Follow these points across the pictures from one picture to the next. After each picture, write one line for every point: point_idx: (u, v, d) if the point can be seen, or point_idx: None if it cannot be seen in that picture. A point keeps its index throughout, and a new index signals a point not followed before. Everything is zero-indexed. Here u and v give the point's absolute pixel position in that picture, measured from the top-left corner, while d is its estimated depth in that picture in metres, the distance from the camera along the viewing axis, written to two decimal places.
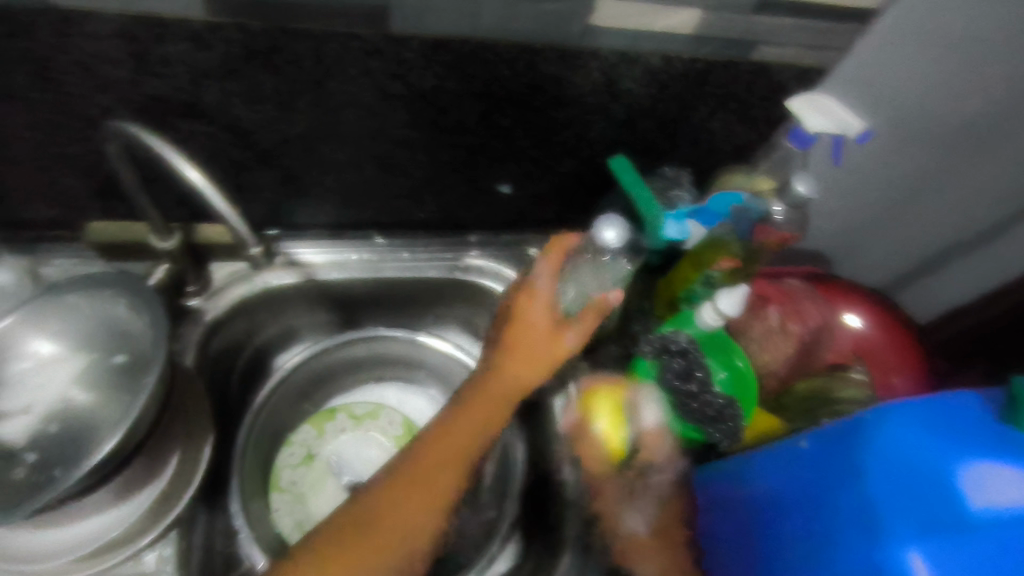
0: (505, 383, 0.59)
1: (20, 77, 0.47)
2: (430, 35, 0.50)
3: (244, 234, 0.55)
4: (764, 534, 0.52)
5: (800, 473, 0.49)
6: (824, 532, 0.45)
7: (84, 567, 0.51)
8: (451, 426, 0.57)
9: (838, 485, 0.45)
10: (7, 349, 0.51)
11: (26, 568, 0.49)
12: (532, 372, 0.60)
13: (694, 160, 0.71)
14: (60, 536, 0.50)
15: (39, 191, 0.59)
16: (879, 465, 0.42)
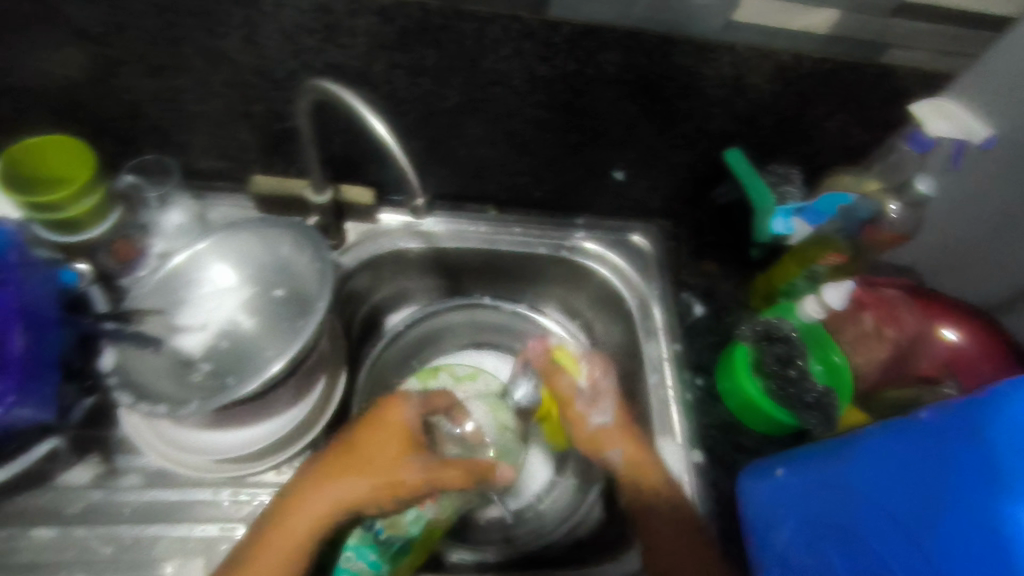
0: (353, 464, 0.55)
1: (233, 40, 0.56)
2: (583, 22, 0.56)
3: (417, 194, 0.58)
4: (849, 512, 0.51)
5: (914, 448, 0.46)
6: (946, 507, 0.43)
7: (233, 469, 0.58)
8: (306, 492, 0.54)
9: (960, 455, 0.42)
10: (192, 273, 0.59)
11: (189, 460, 0.57)
12: (355, 487, 0.54)
13: (805, 158, 0.73)
14: (215, 438, 0.57)
15: (216, 144, 0.68)
16: (1005, 430, 0.40)
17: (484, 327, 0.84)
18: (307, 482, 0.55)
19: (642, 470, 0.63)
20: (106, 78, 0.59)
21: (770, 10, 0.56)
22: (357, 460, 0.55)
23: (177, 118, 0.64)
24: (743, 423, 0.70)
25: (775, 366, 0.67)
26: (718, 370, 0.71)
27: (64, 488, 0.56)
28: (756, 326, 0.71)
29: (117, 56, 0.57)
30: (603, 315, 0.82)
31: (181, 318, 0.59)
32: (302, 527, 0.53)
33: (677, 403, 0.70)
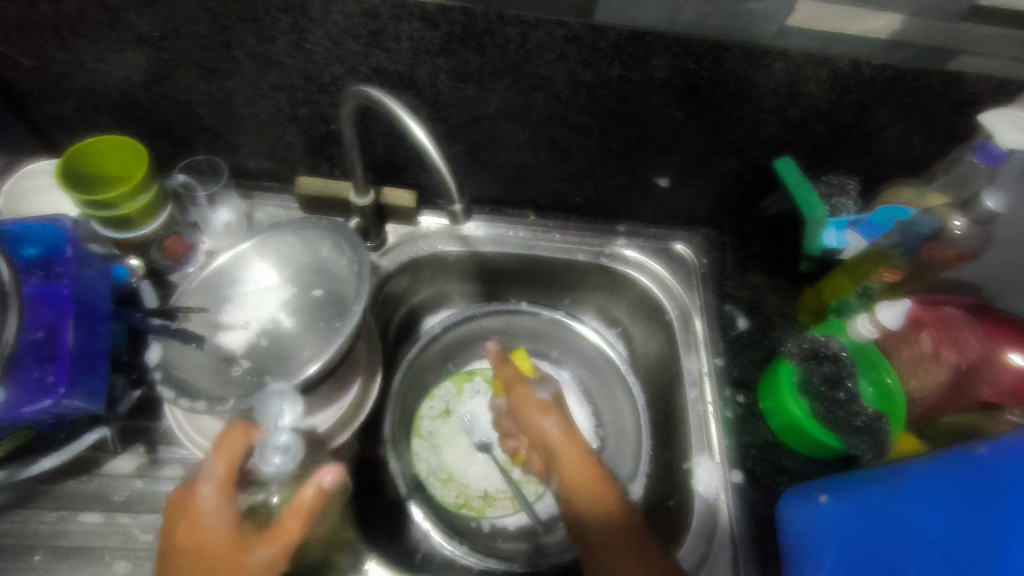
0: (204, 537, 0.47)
1: (282, 44, 0.56)
2: (630, 26, 0.54)
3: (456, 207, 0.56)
4: (910, 554, 0.51)
5: (987, 484, 0.50)
6: (1001, 539, 0.48)
7: None
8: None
9: (996, 480, 0.50)
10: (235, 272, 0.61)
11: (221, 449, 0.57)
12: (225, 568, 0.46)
13: (862, 168, 0.69)
14: None
15: (264, 146, 0.69)
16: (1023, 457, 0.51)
17: (520, 333, 0.83)
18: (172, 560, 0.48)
19: (591, 477, 0.63)
20: (163, 80, 0.61)
21: (826, 15, 0.52)
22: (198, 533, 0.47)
23: (227, 119, 0.65)
24: (786, 444, 0.67)
25: (822, 386, 0.64)
26: (761, 387, 0.69)
27: (111, 476, 0.58)
28: (802, 343, 0.67)
29: (173, 59, 0.58)
30: (642, 325, 0.80)
31: (223, 315, 0.60)
32: None
33: (716, 419, 0.68)
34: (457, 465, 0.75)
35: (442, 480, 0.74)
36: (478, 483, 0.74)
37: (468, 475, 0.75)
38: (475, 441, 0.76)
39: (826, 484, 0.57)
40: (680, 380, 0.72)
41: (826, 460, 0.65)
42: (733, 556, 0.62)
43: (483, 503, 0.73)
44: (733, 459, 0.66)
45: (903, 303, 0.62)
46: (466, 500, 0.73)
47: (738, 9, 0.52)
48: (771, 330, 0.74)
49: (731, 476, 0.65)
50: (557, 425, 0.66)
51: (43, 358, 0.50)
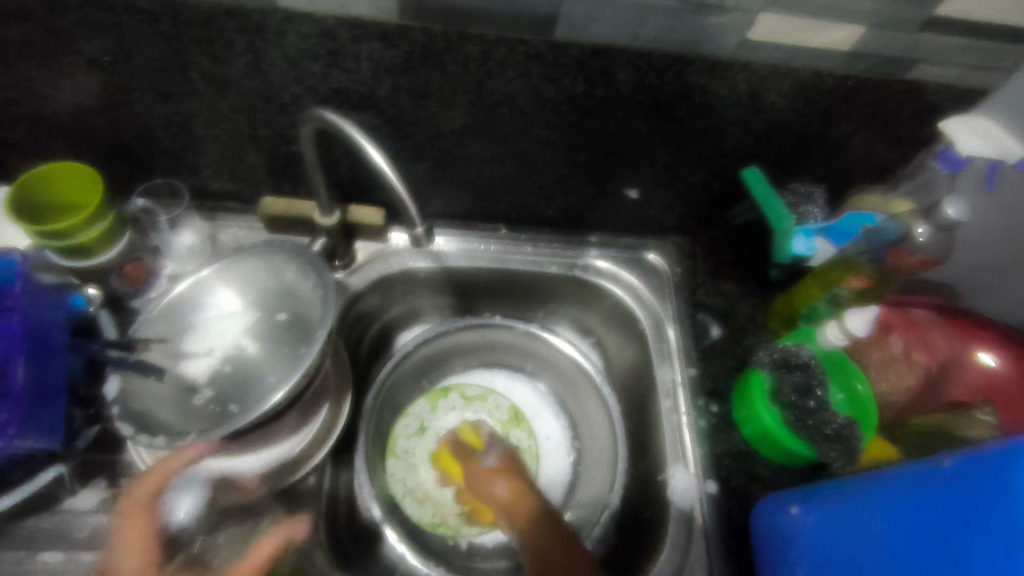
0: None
1: (238, 66, 0.55)
2: (591, 43, 0.54)
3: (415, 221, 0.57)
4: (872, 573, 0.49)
5: (943, 495, 0.45)
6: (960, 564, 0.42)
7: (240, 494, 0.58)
8: None
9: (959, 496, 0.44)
10: (197, 299, 0.60)
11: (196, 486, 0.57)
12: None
13: (828, 176, 0.70)
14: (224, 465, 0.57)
15: (226, 167, 0.68)
16: None
17: (495, 347, 0.83)
18: None
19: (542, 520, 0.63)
20: (117, 104, 0.59)
21: (787, 29, 0.52)
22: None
23: (186, 141, 0.64)
24: (758, 451, 0.67)
25: (792, 396, 0.64)
26: (734, 398, 0.69)
27: (71, 513, 0.57)
28: (773, 352, 0.67)
29: (127, 83, 0.57)
30: (616, 335, 0.80)
31: (184, 344, 0.59)
32: None
33: (690, 429, 0.68)
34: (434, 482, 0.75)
35: (418, 499, 0.74)
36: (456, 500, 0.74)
37: (446, 494, 0.74)
38: None
39: (797, 497, 0.57)
40: (655, 391, 0.72)
41: (801, 468, 0.65)
42: (709, 568, 0.61)
43: (461, 519, 0.73)
44: (708, 469, 0.66)
45: (870, 309, 0.63)
46: (445, 518, 0.73)
47: (697, 25, 0.52)
48: (744, 338, 0.74)
49: (706, 486, 0.65)
50: (506, 486, 0.67)
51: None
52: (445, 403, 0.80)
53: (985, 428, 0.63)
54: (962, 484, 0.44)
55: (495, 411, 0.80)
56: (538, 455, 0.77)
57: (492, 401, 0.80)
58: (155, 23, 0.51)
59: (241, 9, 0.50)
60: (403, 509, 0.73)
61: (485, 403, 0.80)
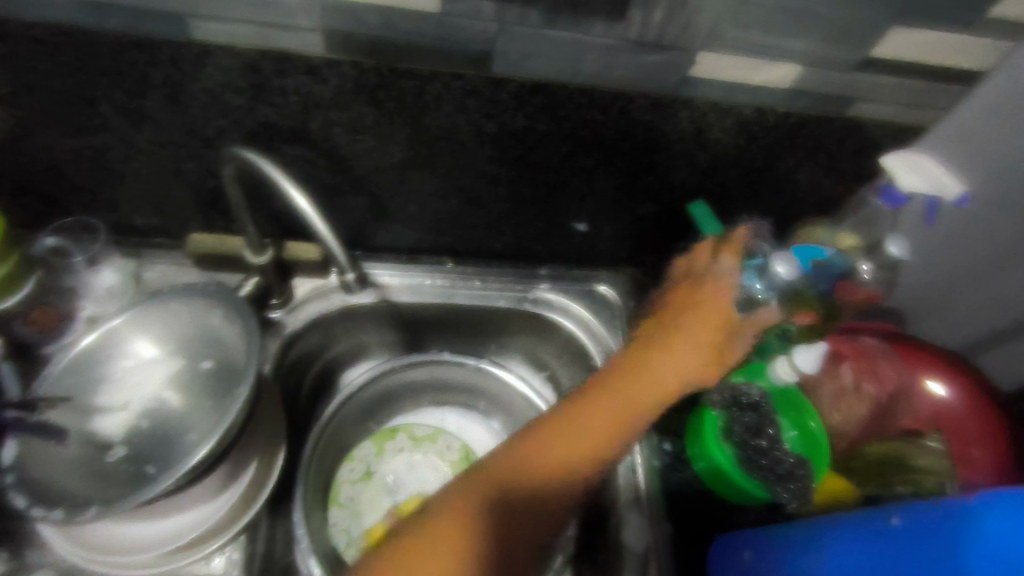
0: (574, 434, 0.58)
1: (154, 100, 0.52)
2: (530, 78, 0.52)
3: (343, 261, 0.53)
4: None
5: (888, 556, 0.43)
6: None
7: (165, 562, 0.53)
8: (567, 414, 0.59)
9: (903, 559, 0.42)
10: (112, 349, 0.55)
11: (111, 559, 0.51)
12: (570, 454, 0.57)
13: (775, 209, 0.70)
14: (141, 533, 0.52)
15: (150, 202, 0.63)
16: (980, 560, 0.37)
17: (445, 385, 0.80)
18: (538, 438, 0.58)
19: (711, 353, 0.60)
20: (21, 138, 0.55)
21: (726, 66, 0.51)
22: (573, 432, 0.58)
23: (104, 177, 0.60)
24: (712, 490, 0.65)
25: (745, 435, 0.63)
26: (687, 434, 0.67)
27: None
28: (723, 390, 0.66)
29: (31, 116, 0.52)
30: (569, 369, 0.78)
31: (96, 397, 0.54)
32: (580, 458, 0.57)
33: (644, 468, 0.66)
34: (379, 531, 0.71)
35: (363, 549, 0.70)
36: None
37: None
38: (401, 505, 0.72)
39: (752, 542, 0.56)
40: None
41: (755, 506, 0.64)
42: None
43: None
44: (661, 510, 0.64)
45: (819, 346, 0.61)
46: None
47: (636, 61, 0.51)
48: None
49: (660, 527, 0.64)
50: None
51: None
52: (393, 446, 0.77)
53: (933, 457, 0.65)
54: (931, 534, 0.40)
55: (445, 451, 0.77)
56: None
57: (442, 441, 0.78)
58: (57, 54, 0.47)
59: (153, 40, 0.47)
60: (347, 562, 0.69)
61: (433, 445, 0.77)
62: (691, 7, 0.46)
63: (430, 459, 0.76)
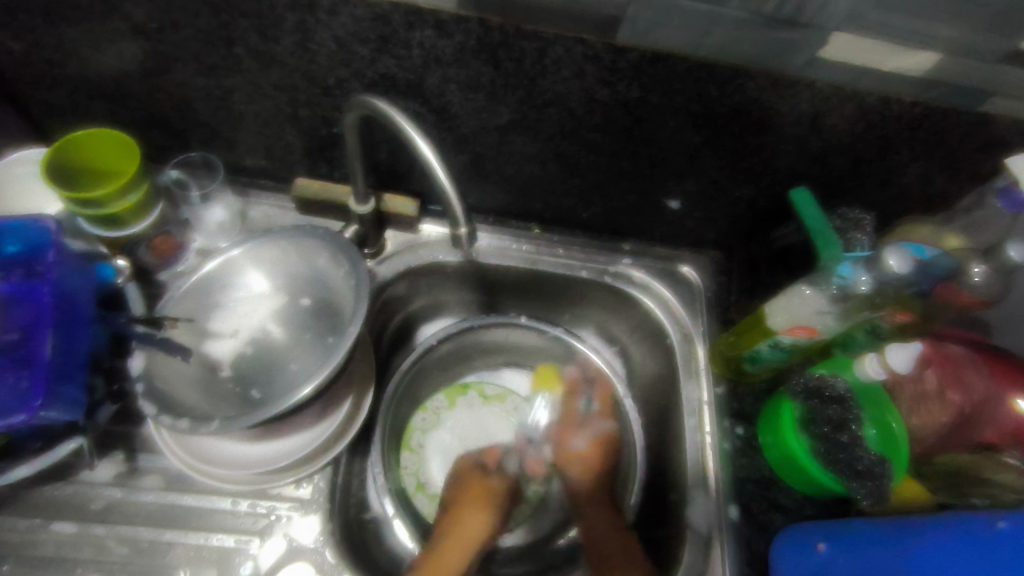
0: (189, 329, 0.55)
1: (284, 44, 0.54)
2: (652, 47, 0.52)
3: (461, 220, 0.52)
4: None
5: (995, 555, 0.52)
6: None
7: (270, 480, 0.58)
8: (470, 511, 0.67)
9: None
10: (228, 279, 0.58)
11: (223, 472, 0.56)
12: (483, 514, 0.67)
13: (878, 204, 0.67)
14: (258, 450, 0.57)
15: (262, 145, 0.66)
16: None
17: (519, 349, 0.81)
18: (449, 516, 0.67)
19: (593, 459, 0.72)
20: (159, 72, 0.58)
21: (860, 49, 0.50)
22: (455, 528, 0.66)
23: (225, 116, 0.63)
24: (784, 480, 0.65)
25: (826, 428, 0.62)
26: (761, 422, 0.67)
27: (88, 484, 0.56)
28: (808, 379, 0.65)
29: (172, 53, 0.56)
30: (642, 346, 0.78)
31: (209, 322, 0.57)
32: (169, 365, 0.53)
33: (714, 450, 0.68)
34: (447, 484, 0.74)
35: (430, 496, 0.73)
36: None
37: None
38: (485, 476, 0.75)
39: (824, 533, 0.59)
40: (679, 408, 0.71)
41: (824, 501, 0.64)
42: None
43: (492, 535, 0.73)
44: (729, 493, 0.65)
45: (913, 346, 0.61)
46: None
47: (765, 37, 0.49)
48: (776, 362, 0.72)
49: (726, 511, 0.65)
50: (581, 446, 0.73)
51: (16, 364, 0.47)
52: (463, 402, 0.79)
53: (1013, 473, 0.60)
54: None
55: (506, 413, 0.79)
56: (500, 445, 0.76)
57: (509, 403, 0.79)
58: None
59: None
60: (415, 504, 0.73)
61: (501, 405, 0.79)
62: None
63: (495, 417, 0.78)
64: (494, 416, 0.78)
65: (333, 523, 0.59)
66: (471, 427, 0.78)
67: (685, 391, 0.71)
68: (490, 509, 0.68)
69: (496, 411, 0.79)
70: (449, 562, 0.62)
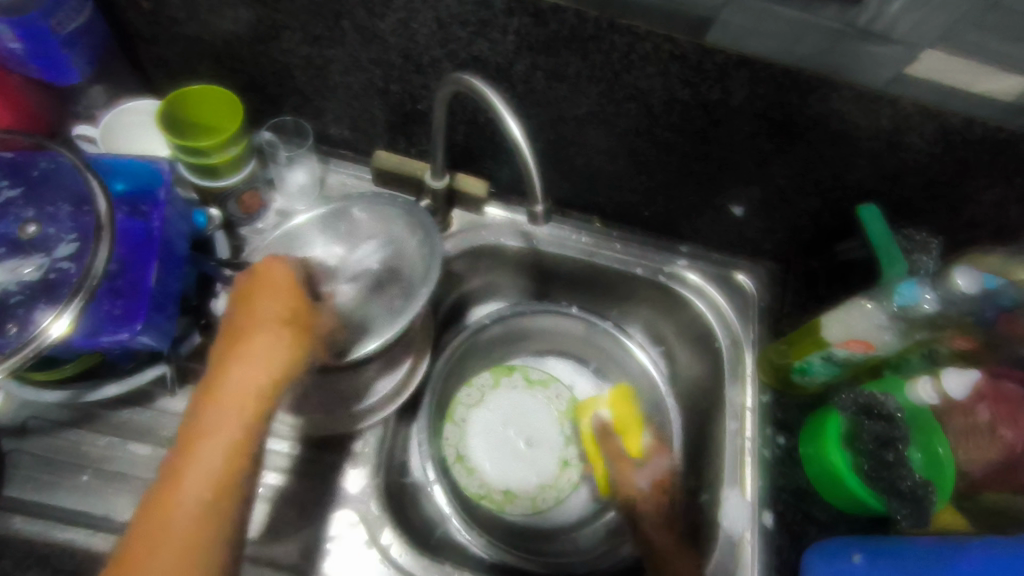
0: (269, 276, 0.54)
1: (388, 21, 0.57)
2: (740, 51, 0.53)
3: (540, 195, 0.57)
4: None
5: None
6: None
7: (325, 428, 0.60)
8: (212, 420, 0.46)
9: None
10: (309, 237, 0.62)
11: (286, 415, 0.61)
12: (233, 419, 0.47)
13: (947, 229, 0.67)
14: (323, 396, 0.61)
15: (349, 116, 0.70)
16: None
17: (564, 338, 0.82)
18: (201, 414, 0.47)
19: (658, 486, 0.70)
20: (267, 39, 0.62)
21: (950, 69, 0.50)
22: (196, 442, 0.45)
23: (320, 85, 0.67)
24: (821, 494, 0.65)
25: (870, 445, 0.62)
26: (804, 433, 0.67)
27: (162, 411, 0.61)
28: (856, 396, 0.64)
29: (282, 21, 0.60)
30: (688, 347, 0.79)
31: None
32: (265, 302, 0.52)
33: (753, 457, 0.68)
34: (484, 457, 0.75)
35: (467, 468, 0.75)
36: (516, 488, 0.75)
37: (501, 474, 0.75)
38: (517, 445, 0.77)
39: (860, 545, 0.59)
40: (721, 411, 0.72)
41: (861, 519, 0.63)
42: None
43: (506, 497, 0.74)
44: (764, 499, 0.66)
45: (971, 374, 0.61)
46: (490, 497, 0.74)
47: (855, 50, 0.51)
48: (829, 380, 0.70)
49: (761, 517, 0.65)
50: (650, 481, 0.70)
51: (117, 292, 0.52)
52: (505, 384, 0.80)
53: None
54: None
55: (545, 395, 0.80)
56: (530, 411, 0.79)
57: (551, 388, 0.81)
58: None
59: None
60: (453, 473, 0.74)
61: (543, 390, 0.80)
62: (933, 4, 0.46)
63: (537, 402, 0.79)
64: (538, 399, 0.80)
65: (380, 477, 0.61)
66: (510, 409, 0.79)
67: (730, 396, 0.71)
68: (251, 411, 0.47)
69: (542, 393, 0.80)
70: (162, 523, 0.43)
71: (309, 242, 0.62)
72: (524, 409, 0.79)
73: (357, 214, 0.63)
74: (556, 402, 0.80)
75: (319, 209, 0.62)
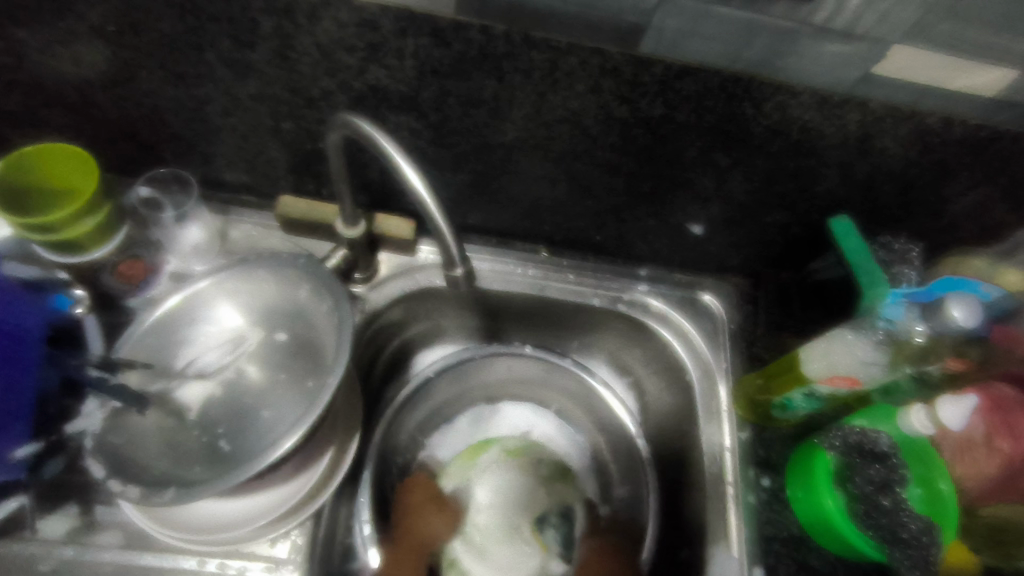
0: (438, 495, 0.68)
1: (262, 52, 0.47)
2: (681, 61, 0.45)
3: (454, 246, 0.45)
4: None
5: None
6: None
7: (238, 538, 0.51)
8: None
9: None
10: (197, 313, 0.52)
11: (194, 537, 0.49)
12: None
13: (926, 233, 0.60)
14: (237, 509, 0.50)
15: (243, 160, 0.60)
16: None
17: (521, 380, 0.74)
18: None
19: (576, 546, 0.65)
20: (124, 80, 0.52)
21: (924, 64, 0.43)
22: None
23: (201, 128, 0.56)
24: (814, 540, 0.58)
25: (868, 488, 0.55)
26: (790, 472, 0.60)
27: (36, 541, 0.50)
28: (847, 433, 0.57)
29: (135, 59, 0.49)
30: (658, 379, 0.71)
31: (174, 361, 0.51)
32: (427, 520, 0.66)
33: (737, 505, 0.60)
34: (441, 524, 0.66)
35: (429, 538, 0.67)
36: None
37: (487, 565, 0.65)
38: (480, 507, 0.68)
39: None
40: (698, 453, 0.64)
41: (861, 567, 0.56)
42: None
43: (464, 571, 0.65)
44: (754, 554, 0.58)
45: (969, 401, 0.54)
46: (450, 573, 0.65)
47: (813, 51, 0.43)
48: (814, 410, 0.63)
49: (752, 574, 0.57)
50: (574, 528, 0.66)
51: None
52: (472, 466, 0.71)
53: None
54: None
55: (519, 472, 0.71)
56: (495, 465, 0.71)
57: (521, 456, 0.72)
58: None
59: None
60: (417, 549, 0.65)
61: (512, 462, 0.71)
62: None
63: (510, 478, 0.70)
64: (516, 476, 0.70)
65: None
66: (492, 493, 0.69)
67: (708, 437, 0.64)
68: None
69: (520, 468, 0.71)
70: None
71: (197, 319, 0.52)
72: (502, 490, 0.69)
73: (255, 280, 0.53)
74: (534, 472, 0.71)
75: (207, 279, 0.52)
